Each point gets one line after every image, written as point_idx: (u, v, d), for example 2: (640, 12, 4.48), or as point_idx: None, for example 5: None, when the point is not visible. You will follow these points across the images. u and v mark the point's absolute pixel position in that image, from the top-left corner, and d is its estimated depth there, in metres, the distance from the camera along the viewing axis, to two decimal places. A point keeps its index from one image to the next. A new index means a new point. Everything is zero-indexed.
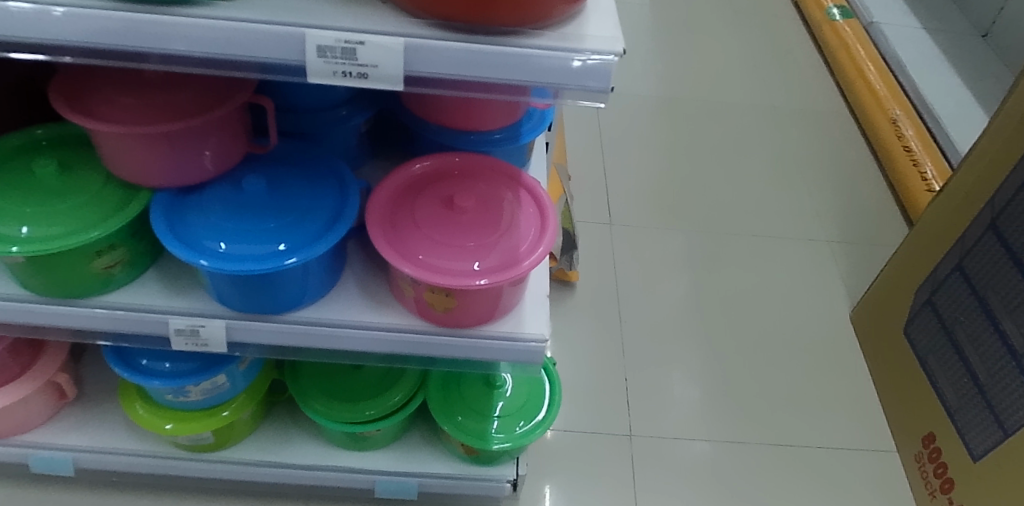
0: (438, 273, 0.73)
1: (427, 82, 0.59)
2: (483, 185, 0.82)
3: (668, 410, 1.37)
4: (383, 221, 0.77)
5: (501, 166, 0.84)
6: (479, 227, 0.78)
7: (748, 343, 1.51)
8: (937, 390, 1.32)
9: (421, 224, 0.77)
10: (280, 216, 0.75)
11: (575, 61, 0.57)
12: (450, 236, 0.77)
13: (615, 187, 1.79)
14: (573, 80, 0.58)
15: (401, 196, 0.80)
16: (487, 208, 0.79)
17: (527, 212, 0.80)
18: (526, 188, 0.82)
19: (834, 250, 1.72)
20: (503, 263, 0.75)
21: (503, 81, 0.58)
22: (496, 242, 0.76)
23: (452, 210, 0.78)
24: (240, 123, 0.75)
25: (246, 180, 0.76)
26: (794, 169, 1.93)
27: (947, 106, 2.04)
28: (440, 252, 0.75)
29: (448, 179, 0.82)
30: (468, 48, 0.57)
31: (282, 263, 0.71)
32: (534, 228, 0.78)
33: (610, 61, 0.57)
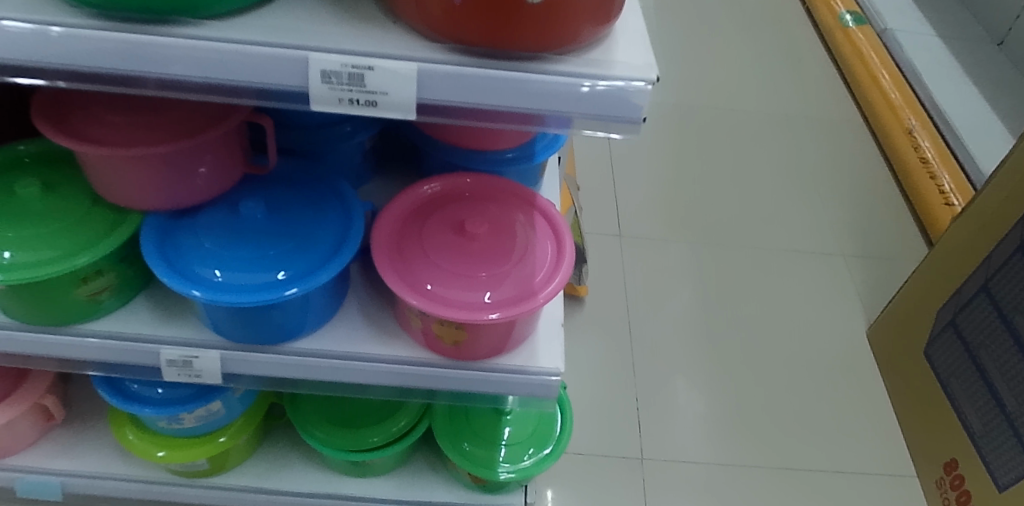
0: (447, 306, 0.69)
1: (442, 110, 0.55)
2: (496, 209, 0.77)
3: (680, 432, 1.33)
4: (389, 248, 0.73)
5: (515, 188, 0.79)
6: (491, 255, 0.73)
7: (762, 361, 1.46)
8: (961, 416, 1.27)
9: (430, 251, 0.73)
10: (279, 243, 0.70)
11: (603, 89, 0.53)
12: (460, 264, 0.72)
13: (624, 198, 1.74)
14: (601, 109, 0.53)
15: (409, 219, 0.76)
16: (500, 234, 0.75)
17: (542, 238, 0.76)
18: (541, 212, 0.78)
19: (850, 265, 1.68)
20: (516, 296, 0.70)
21: (525, 109, 0.54)
22: (509, 272, 0.72)
23: (463, 236, 0.74)
24: (238, 141, 0.70)
25: (243, 204, 0.72)
26: (807, 180, 1.88)
27: (964, 117, 2.00)
28: (449, 282, 0.71)
29: (459, 201, 0.78)
30: (486, 75, 0.52)
31: (282, 294, 0.66)
32: (548, 257, 0.74)
33: (621, 87, 0.53)
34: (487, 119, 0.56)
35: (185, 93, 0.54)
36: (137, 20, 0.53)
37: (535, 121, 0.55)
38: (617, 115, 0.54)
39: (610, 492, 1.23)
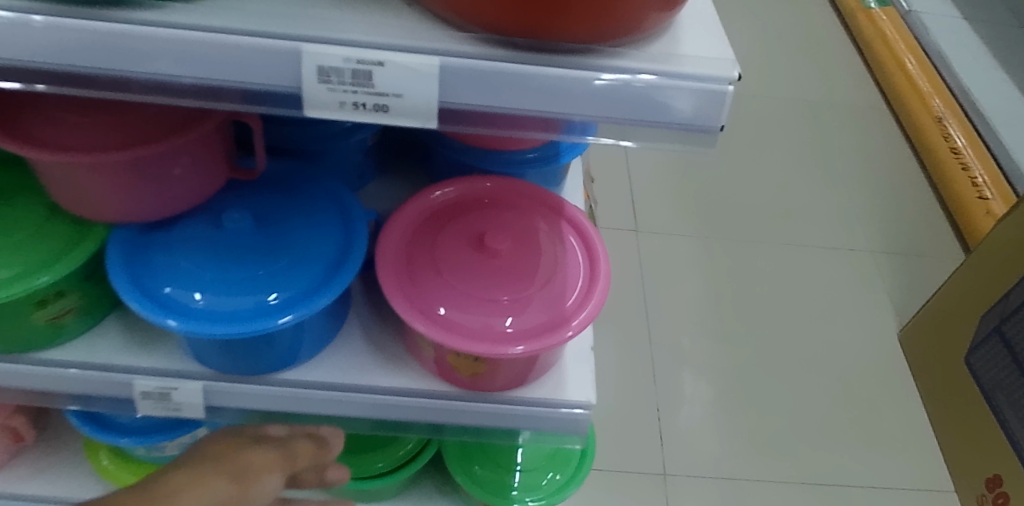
0: (462, 336, 0.60)
1: (466, 116, 0.45)
2: (519, 218, 0.67)
3: (703, 444, 1.25)
4: (397, 264, 0.63)
5: (541, 193, 0.70)
6: (514, 274, 0.64)
7: (787, 367, 1.38)
8: (1007, 432, 1.19)
9: (444, 269, 0.64)
10: (269, 261, 0.61)
11: (672, 89, 0.43)
12: (478, 286, 0.63)
13: (639, 191, 1.64)
14: (670, 114, 0.44)
15: (419, 230, 0.66)
16: (524, 248, 0.66)
17: (573, 254, 0.66)
18: (570, 222, 0.68)
19: (877, 263, 1.58)
20: (544, 325, 0.61)
21: (575, 114, 0.44)
22: (535, 295, 0.63)
23: (482, 251, 0.65)
24: (222, 141, 0.60)
25: (227, 215, 0.62)
26: (831, 170, 1.78)
27: (995, 105, 1.89)
28: (465, 307, 0.61)
29: (476, 209, 0.68)
30: (526, 72, 0.43)
31: (274, 323, 0.57)
32: (581, 276, 0.64)
33: (685, 87, 0.43)
34: (504, 126, 0.47)
35: (177, 99, 0.45)
36: (88, 3, 0.43)
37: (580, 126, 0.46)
38: (683, 121, 0.45)
39: None
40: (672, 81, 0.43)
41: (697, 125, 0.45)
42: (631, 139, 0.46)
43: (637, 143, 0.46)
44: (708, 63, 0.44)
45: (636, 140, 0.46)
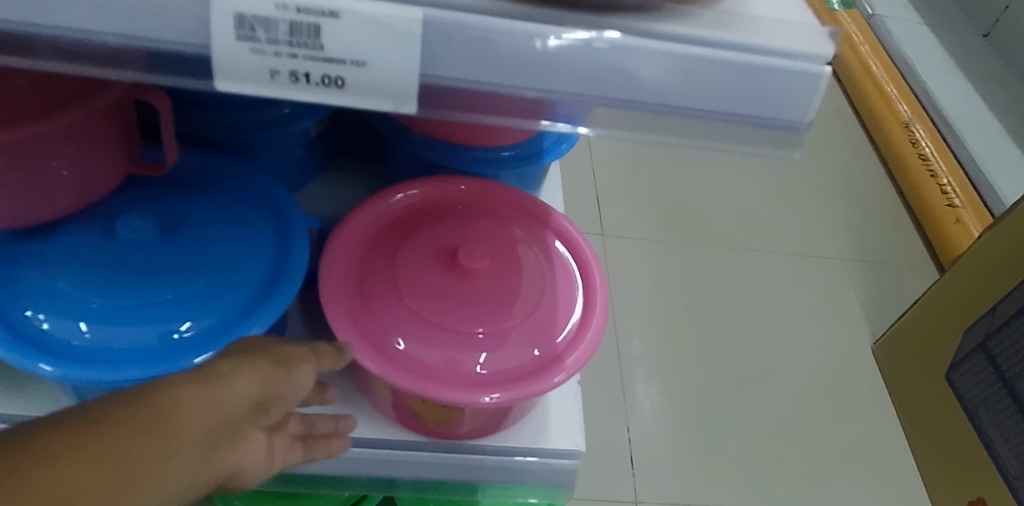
0: (425, 378, 0.49)
1: (461, 99, 0.35)
2: (499, 230, 0.57)
3: (672, 469, 1.19)
4: (349, 285, 0.53)
5: (525, 199, 0.60)
6: (493, 299, 0.53)
7: (757, 383, 1.32)
8: (992, 452, 1.14)
9: (405, 291, 0.53)
10: (181, 281, 0.48)
11: (740, 69, 0.33)
12: (447, 314, 0.52)
13: (605, 191, 1.54)
14: (739, 105, 0.35)
15: (377, 240, 0.56)
16: (503, 266, 0.55)
17: (564, 275, 0.57)
18: (558, 236, 0.59)
19: (848, 271, 1.53)
20: (526, 368, 0.51)
21: (600, 100, 0.35)
22: (518, 327, 0.53)
23: (454, 270, 0.54)
24: (118, 127, 0.47)
25: (125, 221, 0.49)
26: (799, 173, 1.72)
27: (959, 110, 1.86)
28: (431, 341, 0.51)
29: (447, 216, 0.58)
30: (540, 36, 0.33)
31: (184, 365, 0.45)
32: (573, 306, 0.55)
33: (758, 65, 0.33)
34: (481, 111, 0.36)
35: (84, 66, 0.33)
36: None
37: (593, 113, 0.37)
38: (758, 114, 0.35)
39: None
40: (645, 43, 0.33)
41: (752, 114, 0.35)
42: (591, 126, 0.37)
43: (634, 135, 0.38)
44: (784, 30, 0.35)
45: (661, 132, 0.37)
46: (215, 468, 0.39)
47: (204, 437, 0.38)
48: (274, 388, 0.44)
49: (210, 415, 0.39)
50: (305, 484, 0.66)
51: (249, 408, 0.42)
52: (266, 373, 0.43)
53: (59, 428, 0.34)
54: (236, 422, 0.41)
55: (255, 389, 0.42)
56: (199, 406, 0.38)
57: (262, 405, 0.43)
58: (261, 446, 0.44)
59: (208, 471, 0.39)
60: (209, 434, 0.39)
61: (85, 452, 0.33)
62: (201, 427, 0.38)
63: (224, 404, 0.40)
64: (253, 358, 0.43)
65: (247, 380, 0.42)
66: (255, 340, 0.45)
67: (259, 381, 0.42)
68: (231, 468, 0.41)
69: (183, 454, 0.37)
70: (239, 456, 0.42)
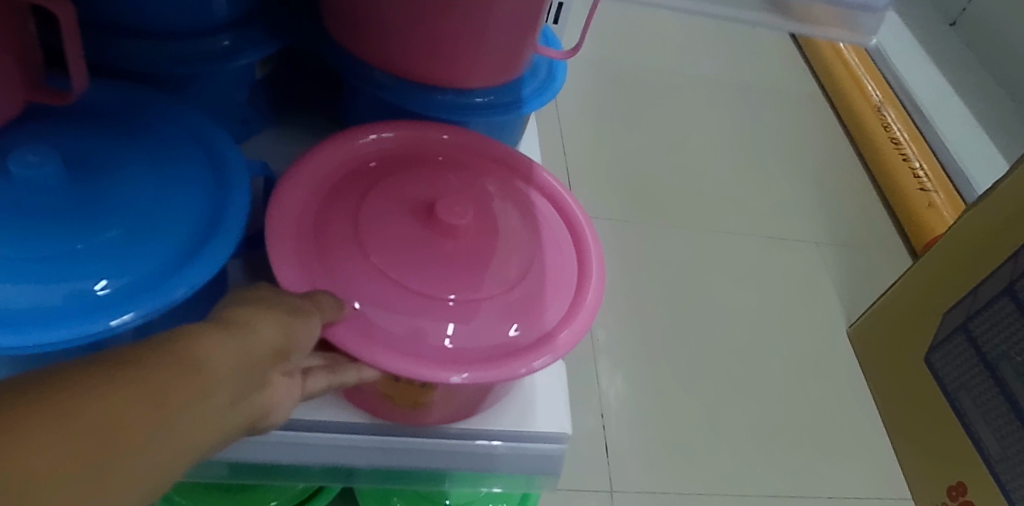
0: (387, 348, 0.47)
1: None
2: (473, 186, 0.56)
3: (647, 456, 1.14)
4: (303, 231, 0.50)
5: (509, 153, 0.59)
6: (469, 266, 0.51)
7: (731, 366, 1.28)
8: (974, 439, 1.09)
9: (370, 248, 0.50)
10: (94, 230, 0.42)
11: None
12: (416, 276, 0.50)
13: (574, 169, 1.48)
14: None
15: (337, 185, 0.53)
16: (483, 227, 0.54)
17: (557, 246, 0.56)
18: (541, 192, 0.59)
19: (819, 254, 1.50)
20: (502, 348, 0.49)
21: None
22: (495, 300, 0.51)
23: (429, 226, 0.52)
24: (6, 40, 0.41)
25: (21, 158, 0.42)
26: (769, 154, 1.68)
27: (928, 96, 1.84)
28: (396, 306, 0.49)
29: (422, 166, 0.56)
30: None
31: (100, 328, 0.39)
32: (563, 287, 0.54)
33: None
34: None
35: None
36: None
37: None
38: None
39: None
40: None
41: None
42: None
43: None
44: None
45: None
46: (241, 414, 0.37)
47: (230, 382, 0.36)
48: (292, 337, 0.41)
49: (241, 355, 0.37)
50: (254, 474, 0.59)
51: (270, 357, 0.39)
52: (286, 320, 0.41)
53: (92, 366, 0.31)
54: (261, 369, 0.38)
55: (276, 337, 0.40)
56: (227, 345, 0.37)
57: (282, 352, 0.40)
58: (291, 395, 0.42)
59: (236, 418, 0.36)
60: (239, 375, 0.37)
61: (128, 378, 0.31)
62: (229, 370, 0.36)
63: (252, 349, 0.38)
64: (264, 307, 0.41)
65: (268, 329, 0.40)
66: (261, 291, 0.43)
67: (279, 330, 0.40)
68: (258, 416, 0.38)
69: (212, 400, 0.35)
70: (266, 400, 0.39)
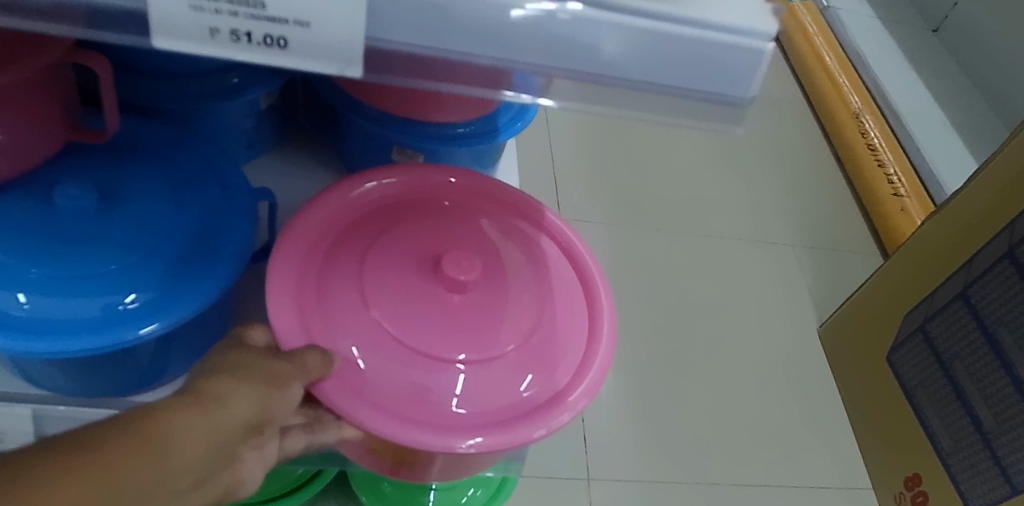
0: (399, 418, 0.55)
1: (391, 65, 0.41)
2: (469, 225, 0.66)
3: (625, 446, 1.21)
4: (315, 288, 0.59)
5: (522, 198, 0.70)
6: (480, 325, 0.61)
7: (707, 363, 1.35)
8: (928, 431, 1.17)
9: (376, 306, 0.60)
10: (123, 250, 0.48)
11: (658, 39, 0.39)
12: (430, 340, 0.59)
13: (561, 171, 1.55)
14: (672, 73, 0.41)
15: (357, 236, 0.63)
16: (491, 283, 0.63)
17: (571, 303, 0.66)
18: (546, 230, 0.70)
19: (795, 255, 1.57)
20: (513, 411, 0.58)
21: (487, 57, 0.40)
22: (506, 358, 0.60)
23: (442, 282, 0.61)
24: (53, 89, 0.48)
25: (60, 189, 0.48)
26: (749, 158, 1.75)
27: (906, 104, 1.92)
28: (405, 369, 0.57)
29: (427, 212, 0.66)
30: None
31: (128, 335, 0.46)
32: (572, 351, 0.63)
33: (705, 38, 0.39)
34: (427, 76, 0.43)
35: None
36: None
37: (492, 82, 0.44)
38: (711, 88, 0.42)
39: None
40: (597, 16, 0.38)
41: (695, 89, 0.42)
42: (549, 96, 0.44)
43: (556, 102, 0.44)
44: (729, 6, 0.40)
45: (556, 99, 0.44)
46: (206, 491, 0.45)
47: (197, 461, 0.44)
48: (267, 407, 0.50)
49: (211, 433, 0.45)
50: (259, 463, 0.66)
51: (244, 427, 0.48)
52: (263, 395, 0.49)
53: (58, 447, 0.39)
54: (232, 444, 0.47)
55: (253, 409, 0.49)
56: (200, 422, 0.45)
57: (256, 426, 0.49)
58: (259, 459, 0.51)
59: (201, 490, 0.45)
60: (208, 451, 0.45)
61: (85, 464, 0.38)
62: (196, 453, 0.44)
63: (222, 423, 0.46)
64: (246, 377, 0.50)
65: (245, 403, 0.48)
66: (251, 358, 0.52)
67: (256, 403, 0.49)
68: (226, 485, 0.47)
69: (173, 475, 0.42)
70: (232, 474, 0.48)
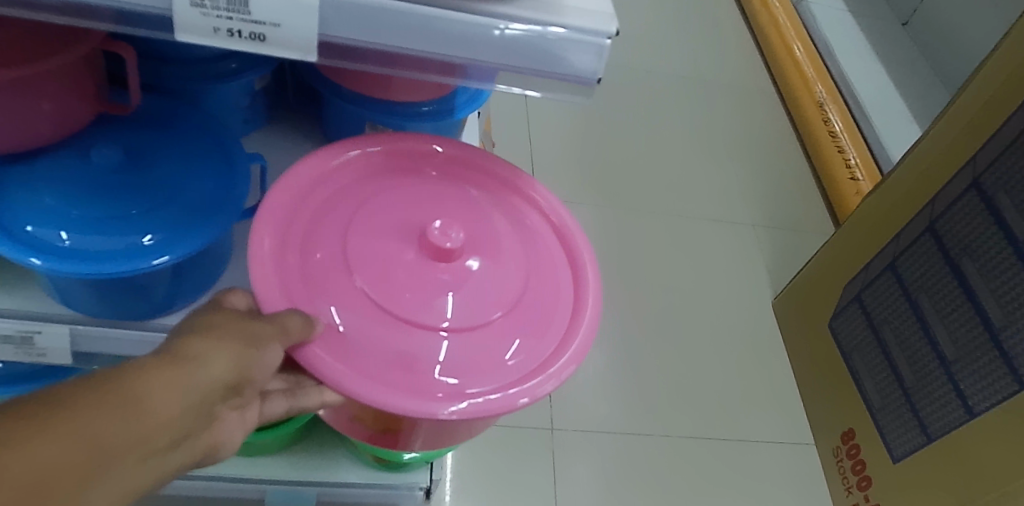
0: (385, 386, 0.59)
1: (357, 55, 0.54)
2: (459, 194, 0.73)
3: (588, 395, 1.32)
4: (297, 256, 0.64)
5: (514, 174, 0.76)
6: (468, 292, 0.66)
7: (670, 328, 1.46)
8: (861, 390, 1.31)
9: (358, 273, 0.65)
10: (143, 200, 0.60)
11: (563, 44, 0.54)
12: (416, 309, 0.64)
13: (538, 153, 1.66)
14: (558, 68, 0.56)
15: (336, 207, 0.68)
16: (478, 252, 0.69)
17: (557, 277, 0.71)
18: (532, 202, 0.76)
19: (755, 234, 1.69)
20: (500, 377, 0.63)
21: (439, 56, 0.54)
22: (493, 324, 0.65)
23: (431, 254, 0.66)
24: (88, 72, 0.60)
25: (95, 150, 0.61)
26: (719, 144, 1.86)
27: (871, 96, 2.03)
28: (392, 337, 0.62)
29: (410, 178, 0.73)
30: (431, 13, 0.51)
31: (148, 263, 0.58)
32: (556, 323, 0.67)
33: (590, 40, 0.54)
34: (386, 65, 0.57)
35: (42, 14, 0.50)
36: None
37: (442, 70, 0.58)
38: (589, 78, 0.57)
39: (522, 466, 1.21)
40: (578, 37, 0.54)
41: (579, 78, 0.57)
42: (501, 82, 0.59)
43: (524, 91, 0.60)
44: (585, 15, 0.55)
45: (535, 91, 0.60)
46: (188, 448, 0.48)
47: (175, 422, 0.46)
48: (245, 366, 0.52)
49: (189, 392, 0.47)
50: None
51: (224, 387, 0.51)
52: (240, 355, 0.51)
53: (36, 408, 0.40)
54: (209, 403, 0.49)
55: (232, 369, 0.51)
56: (178, 382, 0.47)
57: (235, 385, 0.52)
58: (234, 421, 0.53)
59: (179, 451, 0.47)
60: (187, 411, 0.47)
61: (62, 429, 0.40)
62: (173, 414, 0.46)
63: (201, 382, 0.48)
64: (223, 336, 0.52)
65: (224, 362, 0.51)
66: (227, 319, 0.54)
67: (235, 362, 0.51)
68: (205, 443, 0.50)
69: (153, 436, 0.45)
70: (213, 433, 0.51)
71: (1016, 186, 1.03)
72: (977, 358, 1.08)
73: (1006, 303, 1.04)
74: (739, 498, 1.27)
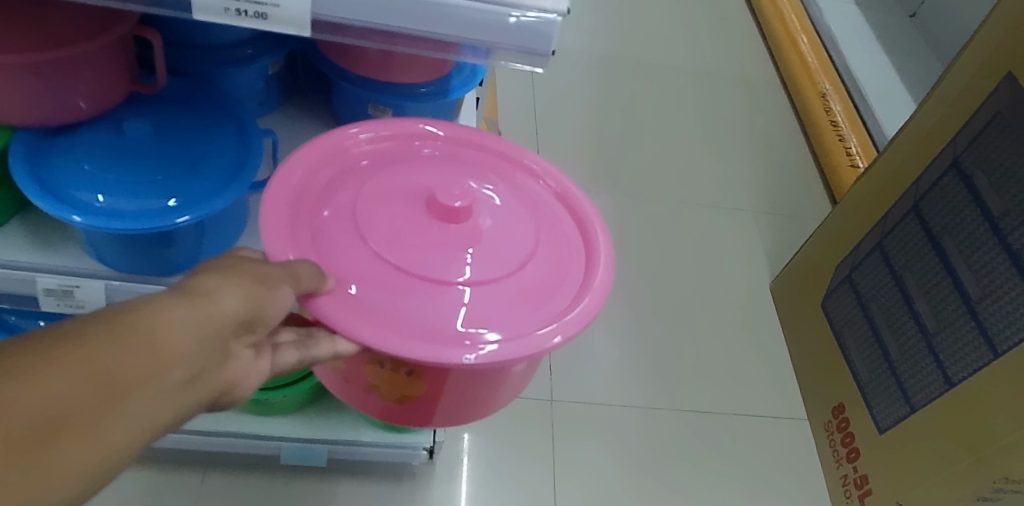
0: (403, 337, 0.63)
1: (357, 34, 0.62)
2: (464, 164, 0.78)
3: (591, 371, 1.38)
4: (311, 226, 0.69)
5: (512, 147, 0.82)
6: (480, 251, 0.70)
7: (670, 307, 1.51)
8: (851, 366, 1.36)
9: (370, 238, 0.69)
10: (168, 168, 0.69)
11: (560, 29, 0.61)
12: (433, 267, 0.68)
13: (545, 141, 1.73)
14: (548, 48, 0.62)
15: (345, 181, 0.73)
16: (487, 216, 0.73)
17: (565, 239, 0.75)
18: (534, 171, 0.80)
19: (756, 220, 1.74)
20: (516, 325, 0.67)
21: (442, 35, 0.61)
22: (507, 280, 0.70)
23: (442, 216, 0.71)
24: (122, 56, 0.69)
25: (126, 123, 0.70)
26: (722, 134, 1.91)
27: (874, 86, 2.07)
28: (410, 294, 0.66)
29: (407, 157, 0.77)
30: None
31: (172, 221, 0.65)
32: (568, 281, 0.72)
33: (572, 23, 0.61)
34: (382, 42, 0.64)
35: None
36: None
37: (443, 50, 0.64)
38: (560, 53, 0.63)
39: (524, 435, 1.27)
40: None
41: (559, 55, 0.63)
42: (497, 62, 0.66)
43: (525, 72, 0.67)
44: None
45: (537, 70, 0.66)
46: (203, 385, 0.49)
47: (187, 360, 0.46)
48: (256, 303, 0.53)
49: (200, 328, 0.47)
50: None
51: (235, 325, 0.51)
52: (250, 291, 0.52)
53: (43, 344, 0.40)
54: (222, 340, 0.50)
55: (243, 305, 0.51)
56: (189, 318, 0.47)
57: (247, 323, 0.52)
58: (247, 359, 0.53)
59: (192, 390, 0.47)
60: (198, 348, 0.47)
61: (71, 359, 0.40)
62: (181, 349, 0.46)
63: (211, 317, 0.49)
64: (234, 276, 0.53)
65: (233, 299, 0.51)
66: (237, 262, 0.55)
67: (245, 299, 0.52)
68: (221, 382, 0.50)
69: (167, 372, 0.45)
70: (230, 370, 0.51)
71: (994, 164, 1.08)
72: (957, 328, 1.13)
73: (984, 276, 1.09)
74: (733, 468, 1.31)
